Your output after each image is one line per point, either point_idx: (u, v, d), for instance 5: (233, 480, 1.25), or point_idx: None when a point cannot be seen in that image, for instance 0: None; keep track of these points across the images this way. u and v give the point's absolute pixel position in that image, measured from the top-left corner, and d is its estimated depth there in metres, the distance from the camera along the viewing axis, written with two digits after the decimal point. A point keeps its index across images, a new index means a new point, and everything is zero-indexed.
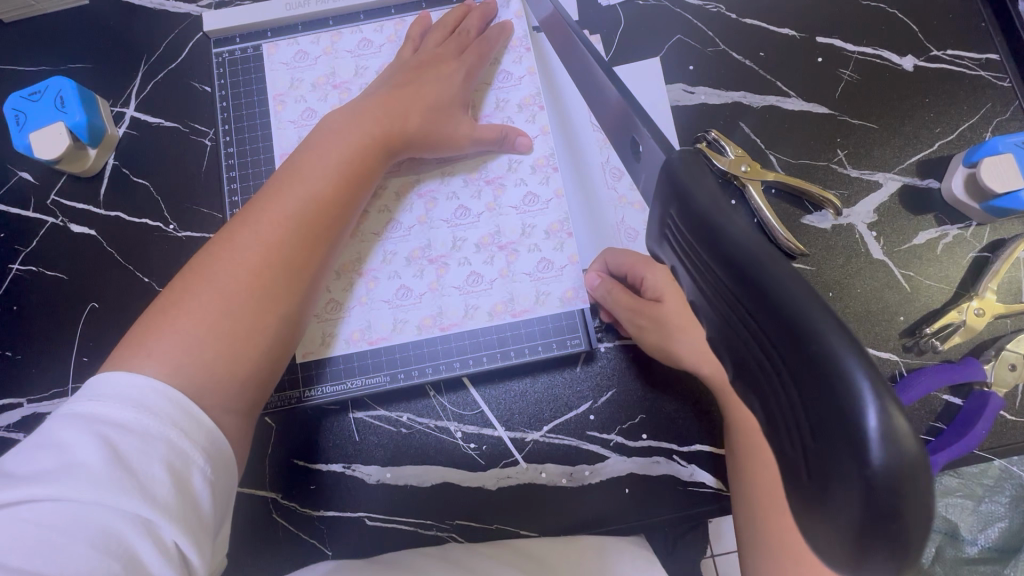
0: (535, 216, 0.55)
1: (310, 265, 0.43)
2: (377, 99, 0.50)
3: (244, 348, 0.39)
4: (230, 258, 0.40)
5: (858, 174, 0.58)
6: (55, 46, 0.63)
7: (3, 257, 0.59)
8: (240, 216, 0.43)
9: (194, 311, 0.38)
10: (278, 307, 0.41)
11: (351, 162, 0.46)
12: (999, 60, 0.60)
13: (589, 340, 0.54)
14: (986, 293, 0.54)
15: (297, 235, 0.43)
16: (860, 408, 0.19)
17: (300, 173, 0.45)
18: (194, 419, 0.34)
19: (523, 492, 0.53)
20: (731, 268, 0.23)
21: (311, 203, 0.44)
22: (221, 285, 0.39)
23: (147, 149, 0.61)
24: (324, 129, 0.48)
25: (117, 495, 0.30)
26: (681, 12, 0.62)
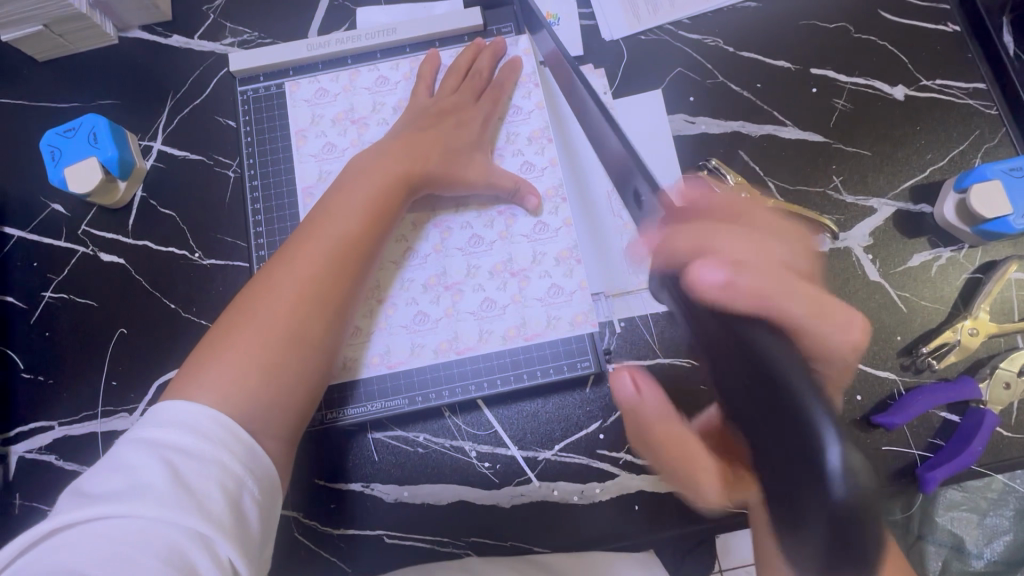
0: (546, 244, 0.58)
1: (340, 299, 0.47)
2: (399, 142, 0.54)
3: (285, 376, 0.44)
4: (272, 295, 0.45)
5: (854, 199, 0.61)
6: (88, 84, 0.66)
7: (36, 286, 0.62)
8: (278, 256, 0.48)
9: (240, 345, 0.43)
10: (312, 339, 0.46)
11: (377, 202, 0.51)
12: (986, 89, 0.63)
13: (598, 362, 0.56)
14: (980, 314, 0.56)
15: (329, 272, 0.47)
16: None
17: (331, 214, 0.49)
18: (245, 443, 0.39)
19: (536, 510, 0.55)
20: None
21: (342, 242, 0.48)
22: (264, 322, 0.44)
23: (174, 181, 0.64)
24: (352, 172, 0.53)
25: (180, 512, 0.34)
26: (681, 46, 0.65)
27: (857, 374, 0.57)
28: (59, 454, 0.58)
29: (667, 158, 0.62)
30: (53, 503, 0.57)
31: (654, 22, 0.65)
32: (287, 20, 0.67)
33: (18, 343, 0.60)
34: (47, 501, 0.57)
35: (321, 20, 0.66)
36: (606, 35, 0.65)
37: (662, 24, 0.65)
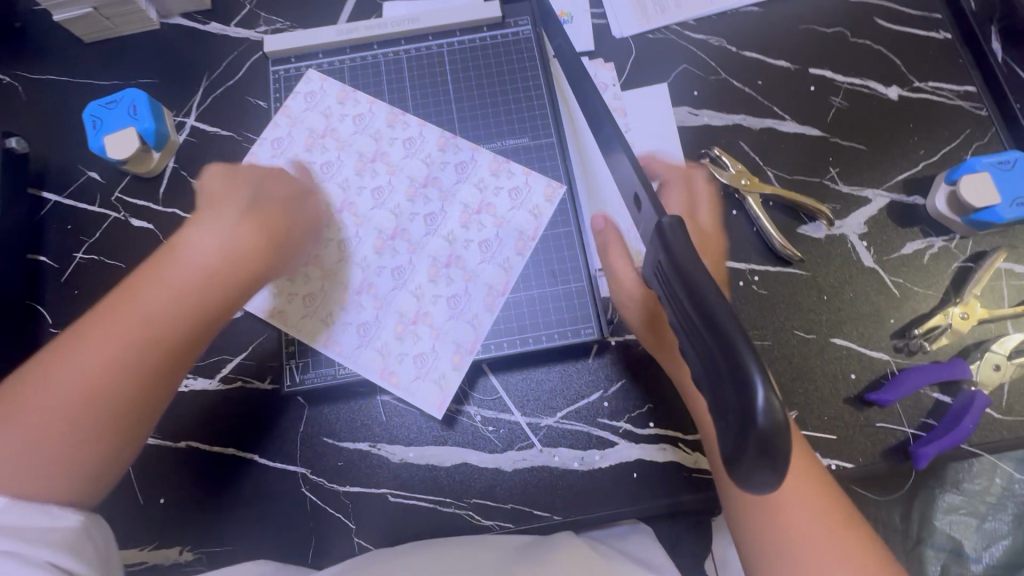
0: (512, 235, 0.61)
1: (153, 394, 0.44)
2: (236, 202, 0.51)
3: (56, 483, 0.41)
4: (27, 393, 0.41)
5: (849, 189, 0.63)
6: (128, 63, 0.71)
7: (68, 247, 0.65)
8: (74, 333, 0.44)
9: (23, 427, 0.40)
10: (102, 421, 0.42)
11: (196, 289, 0.46)
12: (976, 91, 0.66)
13: (601, 331, 0.58)
14: (970, 299, 0.58)
15: (128, 364, 0.43)
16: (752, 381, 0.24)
17: (136, 296, 0.45)
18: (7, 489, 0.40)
19: (537, 474, 0.57)
20: (685, 291, 0.29)
21: (157, 318, 0.44)
22: (14, 419, 0.41)
23: (204, 154, 0.67)
24: (171, 249, 0.47)
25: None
26: (686, 44, 0.69)
27: (850, 354, 0.58)
28: None
29: (673, 144, 0.65)
30: None
31: (662, 21, 0.69)
32: (318, 11, 0.72)
33: (47, 300, 0.63)
34: None
35: (350, 11, 0.71)
36: (616, 32, 0.69)
37: (669, 23, 0.69)
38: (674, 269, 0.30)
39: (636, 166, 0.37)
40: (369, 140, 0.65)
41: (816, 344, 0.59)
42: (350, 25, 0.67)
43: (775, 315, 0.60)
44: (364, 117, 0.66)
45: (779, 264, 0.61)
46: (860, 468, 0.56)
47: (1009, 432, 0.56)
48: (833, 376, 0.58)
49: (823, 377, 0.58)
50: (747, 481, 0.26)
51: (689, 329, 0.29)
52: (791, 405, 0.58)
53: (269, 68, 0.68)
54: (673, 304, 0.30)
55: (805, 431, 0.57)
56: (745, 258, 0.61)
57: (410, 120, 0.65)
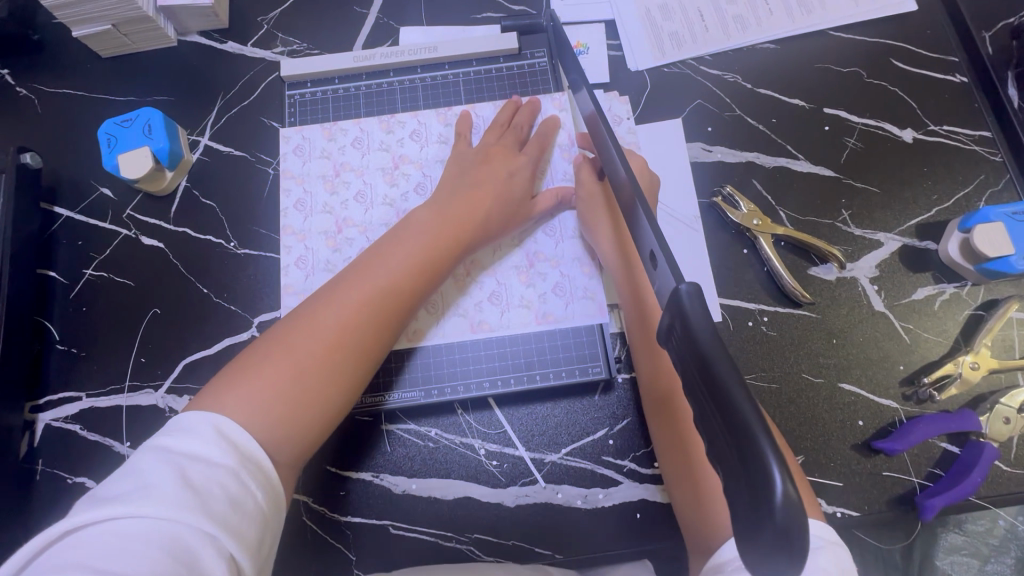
0: (554, 151, 0.64)
1: (376, 345, 0.49)
2: (452, 197, 0.57)
3: (300, 414, 0.44)
4: (290, 335, 0.46)
5: (862, 233, 0.63)
6: (144, 80, 0.71)
7: (78, 263, 0.65)
8: (317, 298, 0.49)
9: (271, 375, 0.44)
10: (344, 377, 0.47)
11: (429, 260, 0.53)
12: (991, 137, 0.66)
13: (609, 369, 0.58)
14: (981, 349, 0.58)
15: (376, 312, 0.49)
16: (768, 472, 0.24)
17: (385, 257, 0.52)
18: (249, 445, 0.40)
19: (540, 511, 0.56)
20: (698, 365, 0.29)
21: (388, 288, 0.50)
22: (280, 359, 0.45)
23: (216, 174, 0.67)
24: (406, 227, 0.55)
25: (185, 517, 0.35)
26: (701, 80, 0.69)
27: (859, 400, 0.58)
28: (84, 425, 0.60)
29: (685, 181, 0.65)
30: (72, 471, 0.59)
31: (678, 56, 0.69)
32: (335, 35, 0.72)
33: (55, 316, 0.63)
34: (67, 469, 0.59)
35: (366, 36, 0.71)
36: (631, 65, 0.69)
37: (684, 58, 0.69)
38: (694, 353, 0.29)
39: (652, 227, 0.38)
40: (383, 154, 0.65)
41: (825, 389, 0.58)
42: (367, 51, 0.68)
43: (784, 357, 0.59)
44: (361, 139, 0.66)
45: (789, 305, 0.61)
46: (866, 516, 0.56)
47: (1016, 485, 0.56)
48: (841, 422, 0.57)
49: (830, 422, 0.58)
50: (760, 561, 0.25)
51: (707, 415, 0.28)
52: (798, 450, 0.57)
53: (286, 92, 0.69)
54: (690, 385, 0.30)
55: (811, 476, 0.56)
56: (755, 298, 0.61)
57: (405, 116, 0.66)
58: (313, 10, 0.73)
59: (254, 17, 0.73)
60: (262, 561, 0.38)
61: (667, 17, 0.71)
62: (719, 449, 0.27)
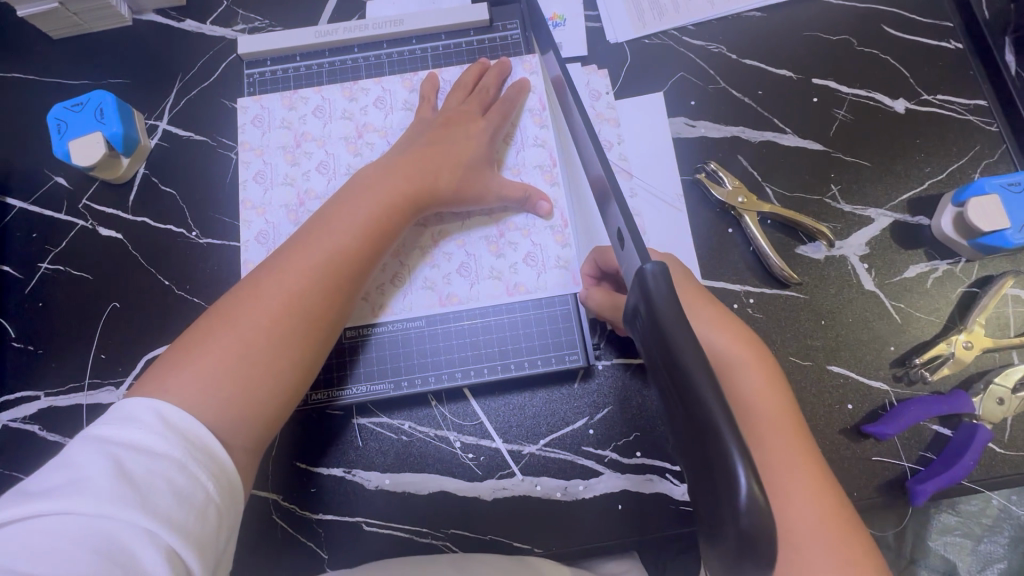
0: (524, 114, 0.61)
1: (327, 313, 0.46)
2: (405, 158, 0.53)
3: (253, 391, 0.41)
4: (234, 310, 0.43)
5: (851, 209, 0.61)
6: (97, 62, 0.67)
7: (33, 256, 0.62)
8: (264, 267, 0.46)
9: (216, 353, 0.41)
10: (294, 353, 0.44)
11: (378, 221, 0.49)
12: (987, 106, 0.63)
13: (587, 357, 0.56)
14: (975, 327, 0.55)
15: (325, 277, 0.46)
16: (733, 467, 0.23)
17: (329, 223, 0.48)
18: (197, 434, 0.38)
19: (519, 504, 0.54)
20: (665, 356, 0.28)
21: (335, 256, 0.47)
22: (224, 335, 0.42)
23: (176, 160, 0.64)
24: (354, 188, 0.51)
25: (120, 513, 0.33)
26: (684, 51, 0.65)
27: (848, 383, 0.56)
28: (43, 426, 0.57)
29: (667, 158, 0.62)
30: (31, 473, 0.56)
31: (659, 26, 0.66)
32: (298, 11, 0.68)
33: (11, 313, 0.61)
34: (26, 471, 0.56)
35: (331, 10, 0.68)
36: (610, 37, 0.66)
37: (666, 29, 0.66)
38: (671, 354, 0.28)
39: (621, 204, 0.35)
40: (346, 123, 0.62)
41: (813, 371, 0.56)
42: (330, 27, 0.64)
43: (771, 340, 0.57)
44: (323, 109, 0.63)
45: (775, 286, 0.58)
46: (856, 503, 0.54)
47: (1010, 468, 0.54)
48: (830, 406, 0.55)
49: (819, 406, 0.55)
50: (736, 563, 0.25)
51: (679, 409, 0.28)
52: None
53: (245, 71, 0.65)
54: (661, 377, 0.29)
55: None
56: (739, 279, 0.59)
57: (369, 84, 0.63)
58: None
59: None
60: (217, 555, 0.36)
61: None
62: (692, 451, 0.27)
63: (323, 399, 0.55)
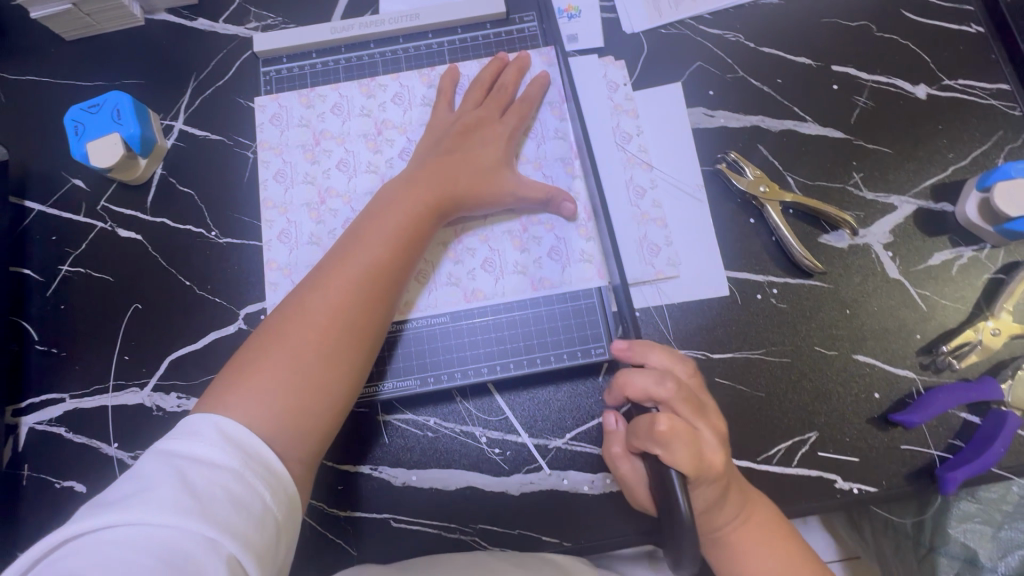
0: (544, 108, 0.60)
1: (371, 323, 0.46)
2: (427, 166, 0.54)
3: (307, 402, 0.42)
4: (282, 330, 0.44)
5: (874, 196, 0.60)
6: (110, 63, 0.67)
7: (53, 258, 0.62)
8: (305, 284, 0.46)
9: (268, 371, 0.42)
10: (344, 363, 0.44)
11: (408, 230, 0.50)
12: (1009, 90, 0.63)
13: (612, 349, 0.56)
14: (1002, 314, 0.55)
15: (366, 290, 0.46)
16: None
17: (364, 237, 0.48)
18: (254, 446, 0.38)
19: (546, 498, 0.54)
20: None
21: (372, 267, 0.47)
22: (276, 354, 0.42)
23: (192, 160, 0.64)
24: (381, 201, 0.52)
25: (184, 521, 0.33)
26: (702, 41, 0.65)
27: (874, 372, 0.56)
28: (69, 427, 0.58)
29: (688, 149, 0.62)
30: (59, 474, 0.57)
31: (675, 15, 0.65)
32: (310, 7, 0.68)
33: (33, 316, 0.61)
34: (53, 473, 0.57)
35: (344, 6, 0.67)
36: (626, 27, 0.65)
37: (683, 18, 0.65)
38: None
39: None
40: (364, 120, 0.62)
41: (838, 361, 0.56)
42: (344, 22, 0.64)
43: (794, 329, 0.57)
44: (341, 105, 0.62)
45: (799, 276, 0.58)
46: (884, 491, 0.54)
47: None
48: (856, 395, 0.55)
49: (846, 396, 0.55)
50: None
51: None
52: (811, 426, 0.55)
53: (260, 68, 0.65)
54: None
55: (825, 452, 0.54)
56: (763, 270, 0.58)
57: (387, 80, 0.62)
58: None
59: None
60: (274, 566, 0.36)
61: None
62: None
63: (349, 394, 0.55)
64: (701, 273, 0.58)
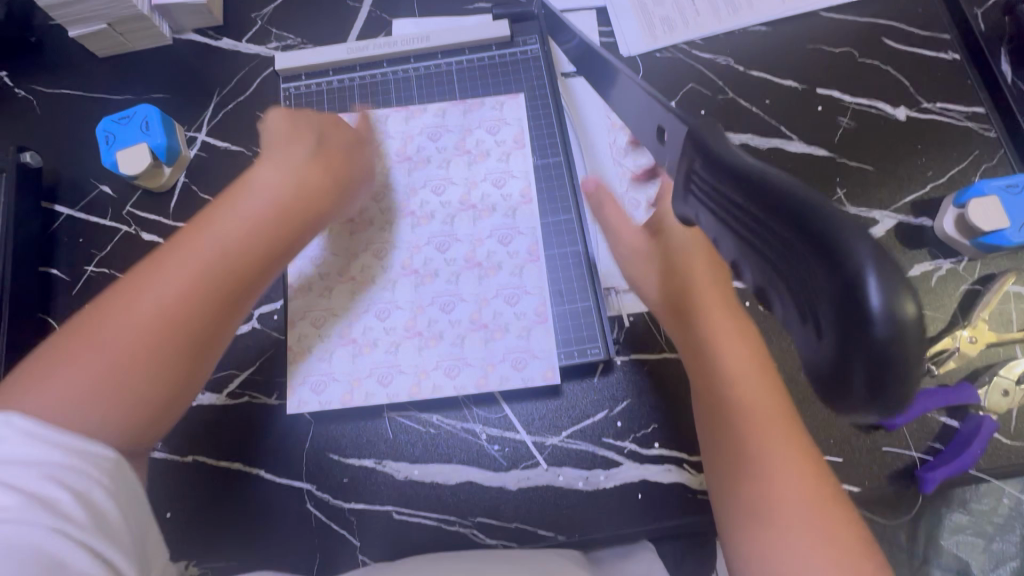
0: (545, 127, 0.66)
1: (214, 316, 0.43)
2: (314, 158, 0.52)
3: (129, 390, 0.39)
4: (105, 312, 0.41)
5: (856, 210, 0.64)
6: (140, 79, 0.72)
7: (79, 259, 0.66)
8: (148, 265, 0.43)
9: (86, 356, 0.39)
10: (181, 353, 0.41)
11: (273, 219, 0.47)
12: (984, 113, 0.66)
13: (607, 350, 0.58)
14: (979, 323, 0.58)
15: (212, 278, 0.43)
16: (863, 280, 0.19)
17: (211, 222, 0.45)
18: (69, 431, 0.37)
19: (541, 494, 0.57)
20: (749, 199, 0.25)
21: (217, 255, 0.44)
22: (98, 339, 0.40)
23: (213, 169, 0.68)
24: (247, 181, 0.49)
25: (26, 517, 0.33)
26: (694, 64, 0.69)
27: None
28: None
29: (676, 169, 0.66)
30: None
31: (670, 40, 0.70)
32: (329, 29, 0.73)
33: (58, 314, 0.64)
34: None
35: (360, 28, 0.72)
36: (623, 50, 0.70)
37: (677, 43, 0.70)
38: (810, 363, 0.23)
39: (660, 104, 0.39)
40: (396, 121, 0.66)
41: None
42: (360, 44, 0.68)
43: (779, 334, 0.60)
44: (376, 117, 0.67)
45: None
46: (867, 491, 0.56)
47: (1016, 457, 0.56)
48: None
49: None
50: (858, 413, 0.21)
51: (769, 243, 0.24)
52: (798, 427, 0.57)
53: (281, 85, 0.70)
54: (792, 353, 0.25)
55: None
56: None
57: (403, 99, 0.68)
58: (306, 4, 0.73)
59: (248, 13, 0.73)
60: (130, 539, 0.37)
61: (658, 3, 0.71)
62: (789, 279, 0.23)
63: (327, 377, 0.59)
64: None
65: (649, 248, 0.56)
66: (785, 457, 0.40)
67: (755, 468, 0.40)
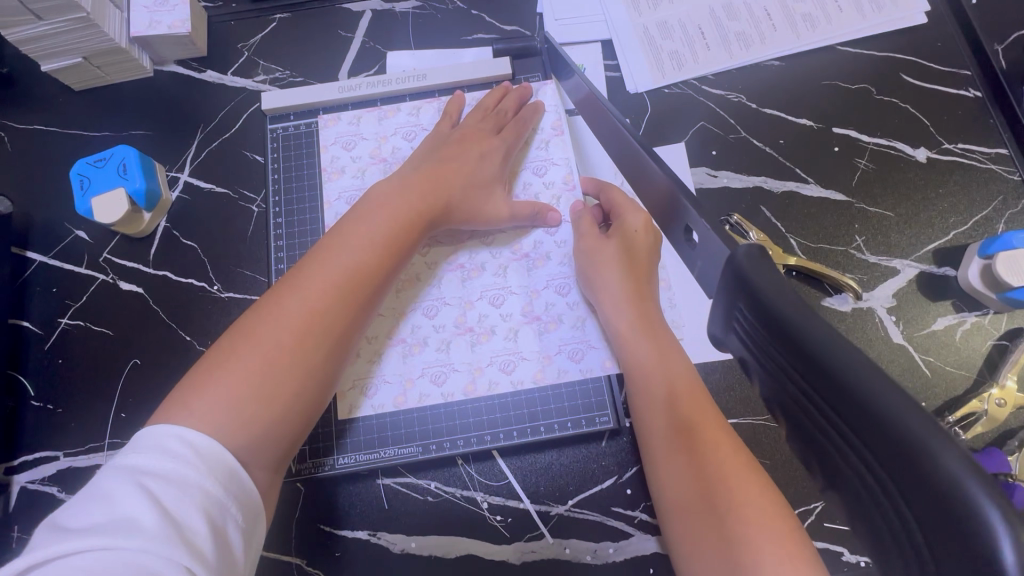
0: (548, 167, 0.63)
1: (347, 329, 0.46)
2: (424, 171, 0.55)
3: (278, 403, 0.42)
4: (256, 330, 0.43)
5: (876, 259, 0.60)
6: (119, 115, 0.67)
7: (52, 311, 0.62)
8: (286, 282, 0.46)
9: (237, 373, 0.41)
10: (318, 368, 0.44)
11: (396, 231, 0.50)
12: (1008, 154, 0.63)
13: (616, 418, 0.56)
14: (1007, 383, 0.55)
15: (345, 295, 0.46)
16: (993, 536, 0.18)
17: (343, 239, 0.48)
18: (223, 460, 0.37)
19: (547, 568, 0.53)
20: (797, 361, 0.25)
21: (352, 273, 0.47)
22: (245, 357, 0.41)
23: (197, 212, 0.64)
24: (372, 197, 0.52)
25: (165, 549, 0.32)
26: (703, 101, 0.66)
27: None
28: (62, 487, 0.57)
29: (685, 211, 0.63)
30: None
31: (680, 76, 0.66)
32: (319, 62, 0.69)
33: (29, 371, 0.60)
34: None
35: (351, 61, 0.69)
36: (630, 87, 0.66)
37: (686, 79, 0.66)
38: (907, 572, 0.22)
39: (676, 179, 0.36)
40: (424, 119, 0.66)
41: None
42: (351, 82, 0.66)
43: None
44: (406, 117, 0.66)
45: None
46: None
47: None
48: None
49: None
50: None
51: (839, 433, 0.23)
52: (818, 495, 0.54)
53: (268, 126, 0.66)
54: (863, 547, 0.25)
55: (832, 523, 0.53)
56: None
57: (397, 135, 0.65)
58: (294, 34, 0.69)
59: (234, 43, 0.69)
60: None
61: (666, 36, 0.68)
62: (866, 498, 0.23)
63: (324, 441, 0.55)
64: (703, 337, 0.58)
65: (605, 249, 0.55)
66: (747, 479, 0.40)
67: (709, 469, 0.41)
